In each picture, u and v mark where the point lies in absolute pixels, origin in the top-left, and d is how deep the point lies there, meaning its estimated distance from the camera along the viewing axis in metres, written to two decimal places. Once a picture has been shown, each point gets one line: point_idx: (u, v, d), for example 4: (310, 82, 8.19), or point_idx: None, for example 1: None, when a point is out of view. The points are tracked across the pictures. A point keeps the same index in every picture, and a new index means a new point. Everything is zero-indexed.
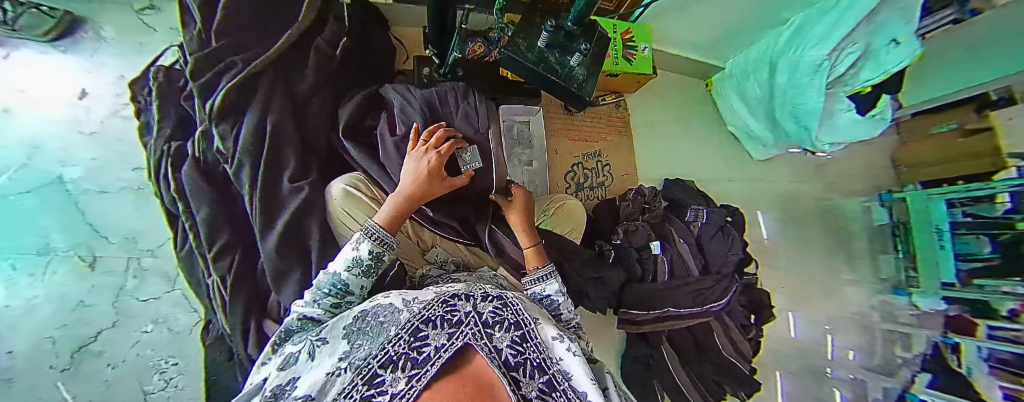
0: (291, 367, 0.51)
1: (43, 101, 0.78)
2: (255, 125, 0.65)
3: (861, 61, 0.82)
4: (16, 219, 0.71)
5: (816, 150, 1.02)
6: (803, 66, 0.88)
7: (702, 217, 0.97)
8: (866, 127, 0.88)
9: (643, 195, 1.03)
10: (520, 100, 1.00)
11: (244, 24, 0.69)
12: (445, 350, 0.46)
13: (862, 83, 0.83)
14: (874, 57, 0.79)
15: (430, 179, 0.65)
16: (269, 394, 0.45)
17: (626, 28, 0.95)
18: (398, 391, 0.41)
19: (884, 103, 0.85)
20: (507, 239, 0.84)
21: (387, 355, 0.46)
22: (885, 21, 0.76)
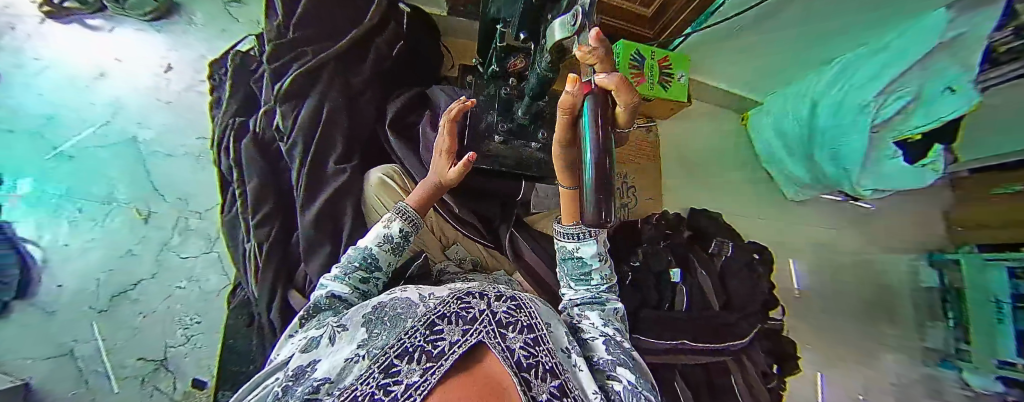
0: (315, 350, 0.43)
1: (132, 69, 0.89)
2: (314, 109, 0.72)
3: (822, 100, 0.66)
4: (90, 170, 0.80)
5: (859, 199, 0.59)
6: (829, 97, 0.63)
7: (727, 249, 0.83)
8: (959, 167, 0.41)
9: (683, 231, 0.92)
10: None
11: (318, 24, 0.78)
12: (459, 348, 0.36)
13: (913, 129, 0.48)
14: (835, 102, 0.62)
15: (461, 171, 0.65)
16: (291, 373, 0.40)
17: (664, 56, 0.96)
18: (414, 383, 0.33)
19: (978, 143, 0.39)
20: (527, 247, 0.82)
21: (404, 344, 0.37)
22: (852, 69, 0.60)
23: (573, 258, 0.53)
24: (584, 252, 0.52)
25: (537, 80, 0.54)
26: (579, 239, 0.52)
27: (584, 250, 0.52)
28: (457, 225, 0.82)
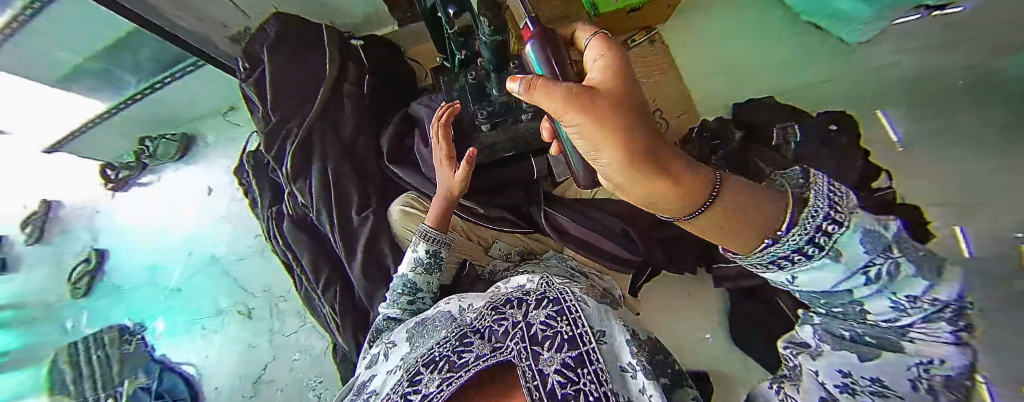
0: (373, 366, 0.48)
1: (189, 202, 1.05)
2: (321, 173, 0.76)
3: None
4: (199, 293, 0.98)
5: None
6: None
7: (794, 135, 0.65)
8: None
9: (733, 133, 0.74)
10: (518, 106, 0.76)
11: (289, 96, 0.81)
12: (484, 360, 0.31)
13: None
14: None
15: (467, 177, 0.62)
16: (355, 387, 0.44)
17: None
18: (430, 394, 0.31)
19: None
20: (565, 218, 0.77)
21: (434, 354, 0.35)
22: None
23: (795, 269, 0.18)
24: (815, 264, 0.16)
25: (489, 48, 0.49)
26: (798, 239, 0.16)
27: (827, 265, 0.16)
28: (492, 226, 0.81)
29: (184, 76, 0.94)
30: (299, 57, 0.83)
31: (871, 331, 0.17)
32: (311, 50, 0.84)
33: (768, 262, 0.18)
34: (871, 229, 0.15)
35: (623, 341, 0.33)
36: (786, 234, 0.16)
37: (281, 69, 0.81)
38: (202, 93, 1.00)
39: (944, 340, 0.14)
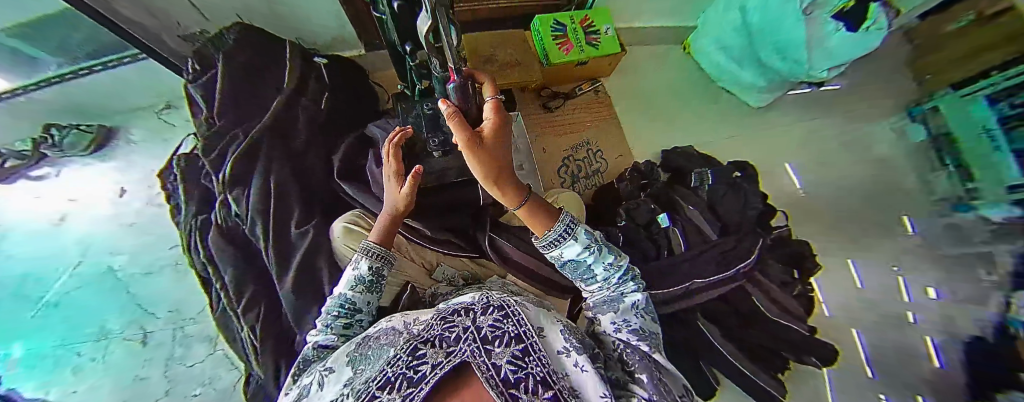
0: None
1: (91, 203, 0.92)
2: (261, 183, 0.73)
3: (705, 60, 1.14)
4: (81, 310, 0.83)
5: (816, 80, 0.92)
6: (715, 49, 1.07)
7: (708, 179, 0.83)
8: (860, 44, 0.76)
9: (656, 173, 0.92)
10: None
11: (239, 103, 0.80)
12: (443, 368, 0.26)
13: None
14: (709, 59, 1.12)
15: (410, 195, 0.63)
16: None
17: (583, 16, 0.95)
18: None
19: (877, 12, 0.73)
20: (508, 243, 0.80)
21: (382, 378, 0.27)
22: (710, 33, 1.07)
23: (566, 263, 0.41)
24: (567, 254, 0.40)
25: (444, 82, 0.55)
26: (560, 241, 0.39)
27: (569, 253, 0.40)
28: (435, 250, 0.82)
29: (117, 67, 0.87)
30: (257, 67, 0.83)
31: (609, 291, 0.41)
32: (272, 61, 0.85)
33: (549, 242, 0.40)
34: (590, 234, 0.40)
35: (558, 333, 0.35)
36: (554, 229, 0.39)
37: (234, 74, 0.80)
38: (138, 87, 0.94)
39: (629, 287, 0.41)
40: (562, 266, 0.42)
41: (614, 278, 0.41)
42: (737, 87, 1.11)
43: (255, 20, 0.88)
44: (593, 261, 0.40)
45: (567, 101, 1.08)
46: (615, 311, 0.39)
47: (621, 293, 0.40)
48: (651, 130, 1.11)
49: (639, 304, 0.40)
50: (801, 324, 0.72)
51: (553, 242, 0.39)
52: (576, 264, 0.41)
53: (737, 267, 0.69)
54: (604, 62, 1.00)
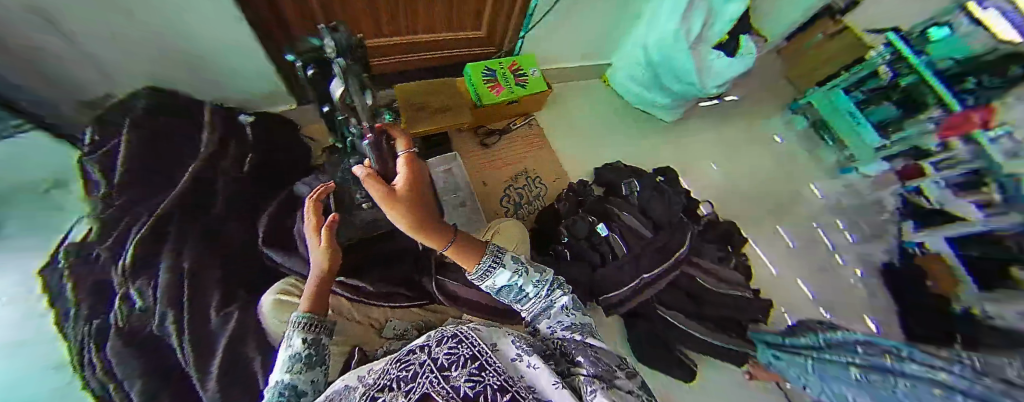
0: None
1: None
2: (170, 265, 0.60)
3: (618, 89, 1.35)
4: None
5: (709, 97, 1.16)
6: (626, 79, 1.29)
7: (635, 188, 0.98)
8: (740, 66, 1.07)
9: (587, 190, 1.03)
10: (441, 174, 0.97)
11: (135, 174, 0.67)
12: None
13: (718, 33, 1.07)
14: (622, 89, 1.33)
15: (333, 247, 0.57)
16: None
17: (510, 61, 1.06)
18: None
19: (745, 42, 1.12)
20: (454, 282, 0.80)
21: None
22: (622, 66, 1.29)
23: (500, 289, 0.45)
24: (497, 281, 0.44)
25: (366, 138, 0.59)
26: (488, 270, 0.43)
27: (499, 280, 0.44)
28: (386, 310, 0.76)
29: None
30: (161, 132, 0.75)
31: (544, 302, 0.45)
32: (178, 125, 0.78)
33: (480, 274, 0.44)
34: (515, 256, 0.46)
35: (508, 341, 0.36)
36: (481, 260, 0.43)
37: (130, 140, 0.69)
38: None
39: (561, 296, 0.45)
40: (500, 293, 0.46)
41: (546, 291, 0.45)
42: (648, 108, 1.32)
43: (164, 82, 0.82)
44: (523, 279, 0.44)
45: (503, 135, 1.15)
46: (549, 322, 0.42)
47: (553, 302, 0.45)
48: (585, 150, 1.23)
49: (570, 307, 0.44)
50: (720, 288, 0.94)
51: (483, 274, 0.43)
52: (509, 287, 0.45)
53: (678, 252, 0.81)
54: (534, 99, 1.10)
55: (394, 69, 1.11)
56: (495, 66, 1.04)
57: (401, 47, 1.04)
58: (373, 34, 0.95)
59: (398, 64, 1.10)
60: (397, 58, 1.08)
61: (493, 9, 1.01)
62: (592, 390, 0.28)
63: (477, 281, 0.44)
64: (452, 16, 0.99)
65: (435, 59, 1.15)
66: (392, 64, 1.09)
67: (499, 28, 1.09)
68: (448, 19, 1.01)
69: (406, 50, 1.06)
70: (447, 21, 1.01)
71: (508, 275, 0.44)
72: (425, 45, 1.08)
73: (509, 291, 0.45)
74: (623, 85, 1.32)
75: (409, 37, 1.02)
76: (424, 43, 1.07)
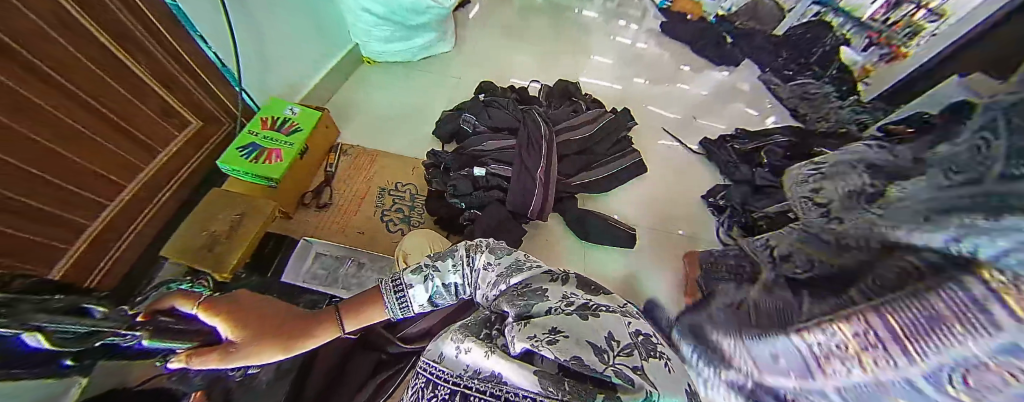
0: None
1: None
2: None
3: (377, 58, 1.23)
4: None
5: (450, 9, 1.17)
6: (375, 44, 1.18)
7: (472, 122, 1.10)
8: None
9: (443, 154, 1.01)
10: (317, 261, 0.80)
11: None
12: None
13: None
14: (379, 53, 1.21)
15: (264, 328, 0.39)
16: None
17: (258, 119, 0.83)
18: None
19: None
20: (407, 323, 0.65)
21: None
22: (361, 36, 1.16)
23: (428, 303, 0.44)
24: (416, 298, 0.43)
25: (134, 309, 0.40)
26: (401, 299, 0.43)
27: (416, 297, 0.43)
28: None
29: None
30: None
31: (469, 274, 0.43)
32: None
33: (399, 307, 0.44)
34: (416, 266, 0.46)
35: (441, 340, 0.38)
36: (387, 295, 0.43)
37: None
38: None
39: (477, 253, 0.45)
40: (436, 303, 0.45)
41: (463, 264, 0.44)
42: (418, 54, 1.27)
43: None
44: (435, 277, 0.44)
45: (329, 178, 0.95)
46: (485, 280, 0.42)
47: (477, 264, 0.44)
48: (411, 126, 1.15)
49: (493, 256, 0.44)
50: (580, 134, 1.20)
51: (401, 304, 0.43)
52: (435, 293, 0.44)
53: (541, 136, 1.07)
54: (320, 130, 0.92)
55: (140, 252, 0.73)
56: (247, 139, 0.79)
57: (107, 234, 0.66)
58: (49, 253, 0.59)
59: (128, 254, 0.70)
60: (116, 251, 0.68)
61: (170, 88, 0.71)
62: (513, 332, 0.33)
63: (404, 313, 0.44)
64: (127, 138, 0.66)
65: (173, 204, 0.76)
66: (127, 259, 0.71)
67: (202, 102, 0.78)
68: (129, 150, 0.67)
69: (121, 232, 0.68)
70: (128, 154, 0.67)
71: (415, 287, 0.43)
72: (136, 204, 0.70)
73: (436, 297, 0.44)
74: (383, 55, 1.22)
75: (109, 210, 0.66)
76: (134, 200, 0.69)
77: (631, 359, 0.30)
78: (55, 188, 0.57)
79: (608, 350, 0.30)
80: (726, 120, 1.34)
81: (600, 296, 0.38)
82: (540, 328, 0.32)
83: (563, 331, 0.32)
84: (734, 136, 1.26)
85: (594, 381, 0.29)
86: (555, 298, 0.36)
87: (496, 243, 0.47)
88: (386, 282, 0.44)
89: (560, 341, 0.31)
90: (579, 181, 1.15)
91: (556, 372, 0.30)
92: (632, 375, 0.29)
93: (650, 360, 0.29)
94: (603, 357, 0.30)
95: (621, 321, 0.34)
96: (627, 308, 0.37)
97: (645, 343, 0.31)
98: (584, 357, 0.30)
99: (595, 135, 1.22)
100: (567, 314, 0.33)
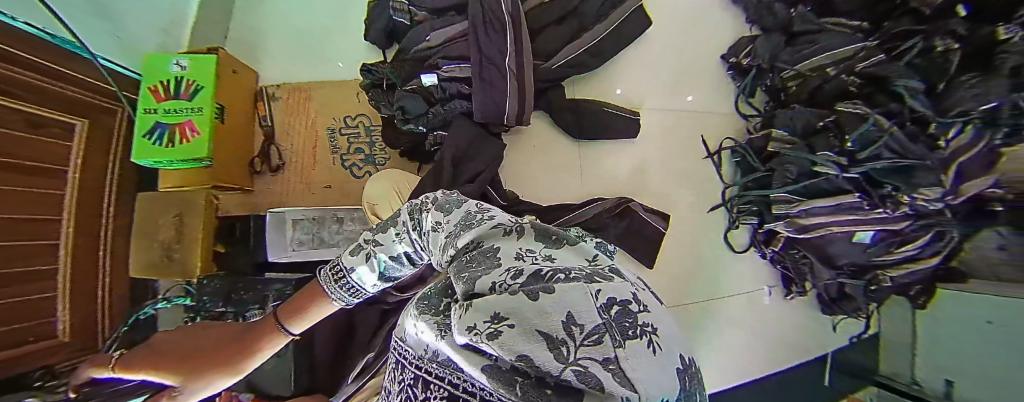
0: None
1: None
2: None
3: None
4: None
5: None
6: None
7: (407, 8, 0.83)
8: None
9: (379, 68, 0.82)
10: (295, 222, 0.78)
11: None
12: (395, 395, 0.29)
13: None
14: None
15: (210, 362, 0.35)
16: None
17: (151, 84, 0.68)
18: None
19: None
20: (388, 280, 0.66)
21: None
22: None
23: (385, 277, 0.39)
24: (367, 276, 0.38)
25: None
26: (351, 281, 0.38)
27: (368, 275, 0.38)
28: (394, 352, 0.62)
29: None
30: None
31: (415, 239, 0.36)
32: None
33: (349, 292, 0.39)
34: (356, 245, 0.40)
35: (411, 313, 0.32)
36: (329, 285, 0.39)
37: None
38: None
39: (419, 216, 0.36)
40: (396, 275, 0.40)
41: (406, 231, 0.36)
42: None
43: None
44: (382, 251, 0.37)
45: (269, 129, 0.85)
46: (430, 244, 0.34)
47: (420, 227, 0.35)
48: (340, 39, 0.94)
49: (435, 210, 0.35)
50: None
51: (354, 286, 0.38)
52: (388, 267, 0.38)
53: (500, 9, 0.81)
54: (229, 74, 0.76)
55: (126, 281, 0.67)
56: (148, 121, 0.66)
57: (84, 283, 0.57)
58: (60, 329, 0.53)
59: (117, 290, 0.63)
60: (104, 304, 0.60)
61: (26, 97, 0.50)
62: (456, 317, 0.19)
63: (365, 293, 0.40)
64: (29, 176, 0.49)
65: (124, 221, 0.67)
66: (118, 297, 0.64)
67: (63, 93, 0.56)
68: (39, 184, 0.51)
69: (94, 274, 0.59)
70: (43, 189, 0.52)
71: (363, 266, 0.37)
72: (86, 241, 0.58)
73: (389, 272, 0.38)
74: None
75: (65, 270, 0.54)
76: (81, 233, 0.57)
77: (604, 348, 0.12)
78: (16, 250, 0.47)
79: (568, 337, 0.13)
80: None
81: (563, 249, 0.25)
82: (481, 314, 0.17)
83: (509, 315, 0.15)
84: None
85: (555, 384, 0.13)
86: (503, 267, 0.22)
87: (445, 195, 0.37)
88: (330, 267, 0.40)
89: (502, 331, 0.14)
90: (560, 64, 0.91)
91: (509, 370, 0.15)
92: (606, 378, 0.11)
93: (629, 346, 0.13)
94: (559, 350, 0.12)
95: (583, 288, 0.16)
96: (601, 265, 0.22)
97: (622, 318, 0.15)
98: (534, 353, 0.13)
99: None
100: (514, 291, 0.18)
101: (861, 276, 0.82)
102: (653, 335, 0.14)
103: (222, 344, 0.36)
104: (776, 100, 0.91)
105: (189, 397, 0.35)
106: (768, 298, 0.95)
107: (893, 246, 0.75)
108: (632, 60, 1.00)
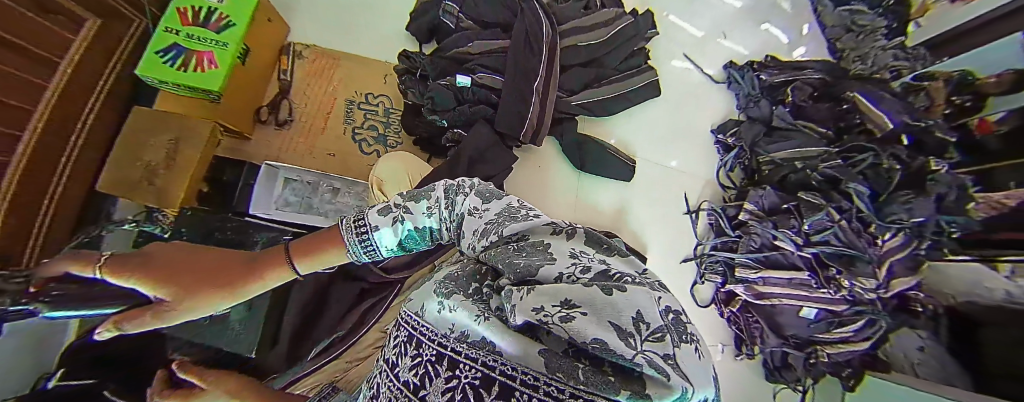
0: None
1: None
2: None
3: None
4: None
5: None
6: None
7: (456, 13, 0.89)
8: None
9: (419, 57, 0.86)
10: (291, 181, 0.74)
11: None
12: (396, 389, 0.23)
13: None
14: None
15: (209, 280, 0.33)
16: None
17: (178, 9, 0.65)
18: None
19: None
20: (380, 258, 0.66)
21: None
22: None
23: (398, 245, 0.36)
24: (385, 240, 0.35)
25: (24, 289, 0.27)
26: (366, 240, 0.36)
27: (385, 238, 0.35)
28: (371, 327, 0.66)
29: None
30: None
31: (450, 215, 0.34)
32: None
33: (364, 250, 0.36)
34: (384, 204, 0.37)
35: (428, 288, 0.28)
36: (348, 236, 0.36)
37: None
38: None
39: (459, 193, 0.34)
40: (414, 247, 0.38)
41: (441, 204, 0.35)
42: None
43: None
44: (411, 217, 0.34)
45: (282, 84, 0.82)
46: (465, 223, 0.32)
47: (456, 205, 0.34)
48: (380, 22, 0.96)
49: (478, 194, 0.34)
50: (587, 40, 1.00)
51: (369, 245, 0.36)
52: (409, 235, 0.35)
53: (541, 39, 0.88)
54: (262, 21, 0.74)
55: (76, 200, 0.57)
56: (166, 40, 0.62)
57: (37, 186, 0.48)
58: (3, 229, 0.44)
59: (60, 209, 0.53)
60: (47, 216, 0.51)
61: None
62: (513, 297, 0.19)
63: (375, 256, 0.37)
64: (27, 54, 0.44)
65: (95, 135, 0.59)
66: (58, 217, 0.54)
67: None
68: (35, 66, 0.46)
69: (46, 180, 0.50)
70: (38, 72, 0.46)
71: (384, 227, 0.34)
72: (55, 139, 0.51)
73: (407, 241, 0.36)
74: None
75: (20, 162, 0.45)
76: (49, 131, 0.50)
77: (664, 346, 0.15)
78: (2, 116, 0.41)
79: (635, 331, 0.15)
80: (749, 40, 1.17)
81: (614, 258, 0.25)
82: (547, 297, 0.17)
83: (581, 304, 0.16)
84: (763, 63, 1.10)
85: (612, 367, 0.15)
86: (566, 261, 0.23)
87: (484, 183, 0.36)
88: (351, 220, 0.37)
89: (573, 317, 0.16)
90: (579, 102, 1.00)
91: (567, 354, 0.16)
92: (667, 369, 0.14)
93: (680, 349, 0.16)
94: (630, 339, 0.14)
95: (650, 293, 0.19)
96: (652, 278, 0.23)
97: (677, 327, 0.18)
98: (611, 340, 0.14)
99: (608, 43, 1.02)
100: (585, 283, 0.19)
101: (802, 349, 0.91)
102: (698, 343, 0.18)
103: (224, 265, 0.35)
104: (749, 178, 1.03)
105: (178, 316, 0.32)
106: (720, 354, 1.02)
107: (832, 326, 0.86)
108: (637, 113, 1.12)
